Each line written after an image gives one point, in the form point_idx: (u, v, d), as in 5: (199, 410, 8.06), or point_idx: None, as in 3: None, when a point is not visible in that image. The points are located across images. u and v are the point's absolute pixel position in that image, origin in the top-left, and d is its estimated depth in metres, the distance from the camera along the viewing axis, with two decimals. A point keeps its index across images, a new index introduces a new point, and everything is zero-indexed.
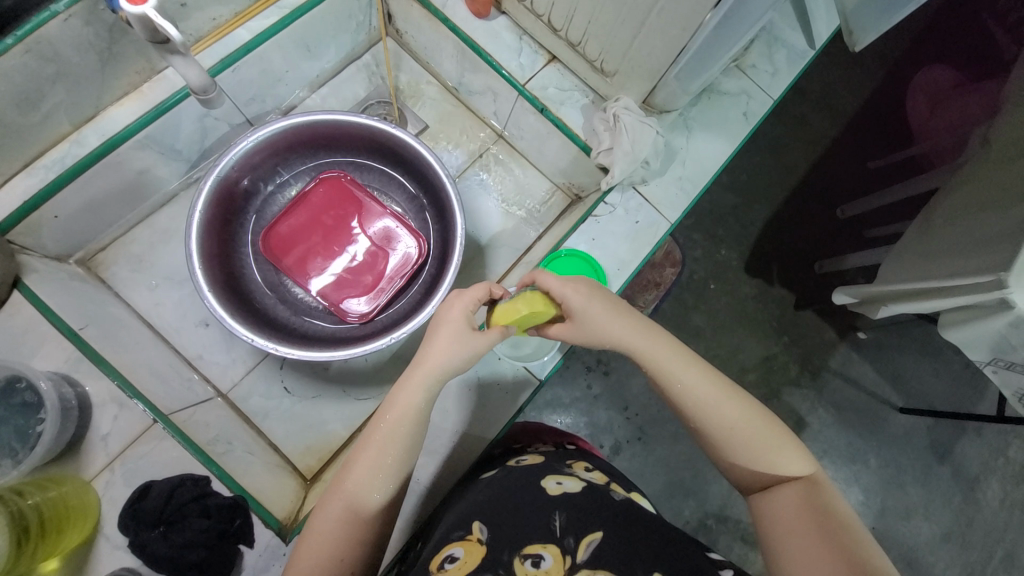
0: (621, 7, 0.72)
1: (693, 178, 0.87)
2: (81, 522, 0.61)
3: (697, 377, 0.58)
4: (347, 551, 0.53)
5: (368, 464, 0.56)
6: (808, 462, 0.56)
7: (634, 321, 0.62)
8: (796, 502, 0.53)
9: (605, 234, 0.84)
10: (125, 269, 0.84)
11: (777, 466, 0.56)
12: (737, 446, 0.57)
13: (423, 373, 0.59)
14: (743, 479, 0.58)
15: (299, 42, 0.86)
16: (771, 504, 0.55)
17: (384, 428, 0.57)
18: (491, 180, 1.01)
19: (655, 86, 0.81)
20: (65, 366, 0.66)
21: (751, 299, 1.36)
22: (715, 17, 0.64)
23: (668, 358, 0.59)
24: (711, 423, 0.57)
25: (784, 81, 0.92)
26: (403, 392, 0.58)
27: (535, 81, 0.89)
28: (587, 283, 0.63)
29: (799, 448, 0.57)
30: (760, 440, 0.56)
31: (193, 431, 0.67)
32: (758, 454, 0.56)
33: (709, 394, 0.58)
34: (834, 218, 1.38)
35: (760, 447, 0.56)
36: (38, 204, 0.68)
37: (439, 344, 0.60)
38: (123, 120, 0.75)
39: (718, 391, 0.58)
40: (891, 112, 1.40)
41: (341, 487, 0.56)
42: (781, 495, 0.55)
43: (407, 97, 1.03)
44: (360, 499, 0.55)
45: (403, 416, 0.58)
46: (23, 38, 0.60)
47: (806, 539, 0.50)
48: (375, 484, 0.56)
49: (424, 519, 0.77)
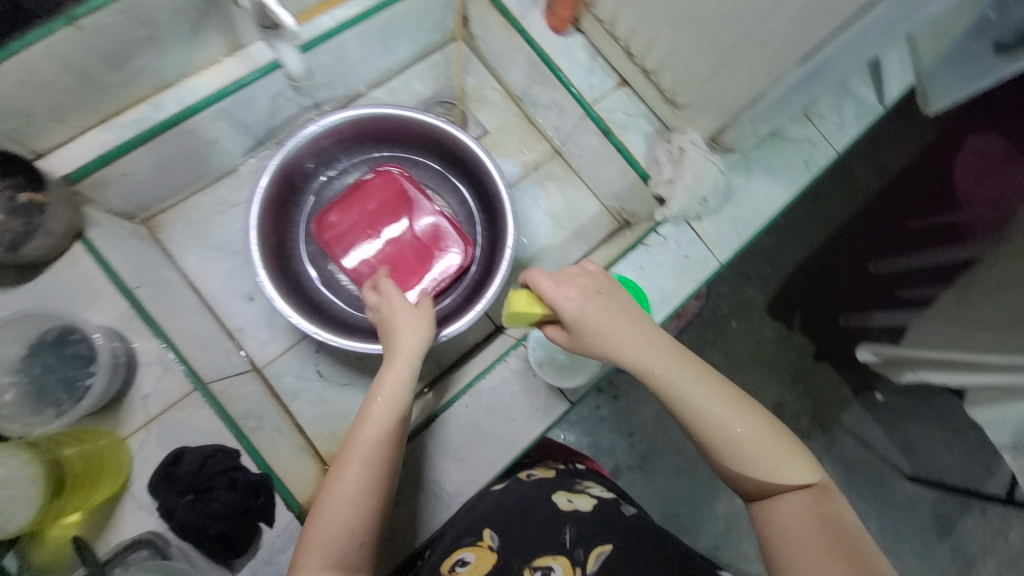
0: (707, 41, 0.72)
1: (746, 221, 0.87)
2: (112, 476, 0.61)
3: (703, 385, 0.55)
4: (357, 520, 0.54)
5: (368, 440, 0.56)
6: (815, 471, 0.54)
7: (634, 330, 0.58)
8: (806, 511, 0.53)
9: (654, 265, 0.84)
10: (180, 233, 0.86)
11: (785, 474, 0.54)
12: (744, 458, 0.54)
13: (400, 359, 0.62)
14: (747, 489, 0.56)
15: (378, 34, 0.87)
16: (779, 514, 0.53)
17: (377, 406, 0.58)
18: (543, 194, 1.01)
19: (725, 124, 0.79)
20: (117, 321, 0.67)
21: (772, 343, 1.34)
22: (805, 70, 0.64)
23: (674, 363, 0.56)
24: (717, 434, 0.54)
25: (849, 134, 0.90)
26: (392, 372, 0.61)
27: (603, 103, 0.88)
28: (583, 287, 0.60)
29: (805, 455, 0.55)
30: (769, 449, 0.54)
31: (228, 402, 0.70)
32: (764, 464, 0.54)
33: (719, 407, 0.55)
34: (867, 272, 1.36)
35: (768, 459, 0.54)
36: (112, 159, 0.71)
37: (404, 331, 0.64)
38: (200, 90, 0.75)
39: (727, 399, 0.55)
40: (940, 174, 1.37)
41: (347, 464, 0.56)
42: (787, 504, 0.53)
43: (471, 101, 1.03)
44: (366, 472, 0.55)
45: (395, 394, 0.59)
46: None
47: (826, 554, 0.50)
48: (377, 456, 0.56)
49: (435, 536, 0.71)
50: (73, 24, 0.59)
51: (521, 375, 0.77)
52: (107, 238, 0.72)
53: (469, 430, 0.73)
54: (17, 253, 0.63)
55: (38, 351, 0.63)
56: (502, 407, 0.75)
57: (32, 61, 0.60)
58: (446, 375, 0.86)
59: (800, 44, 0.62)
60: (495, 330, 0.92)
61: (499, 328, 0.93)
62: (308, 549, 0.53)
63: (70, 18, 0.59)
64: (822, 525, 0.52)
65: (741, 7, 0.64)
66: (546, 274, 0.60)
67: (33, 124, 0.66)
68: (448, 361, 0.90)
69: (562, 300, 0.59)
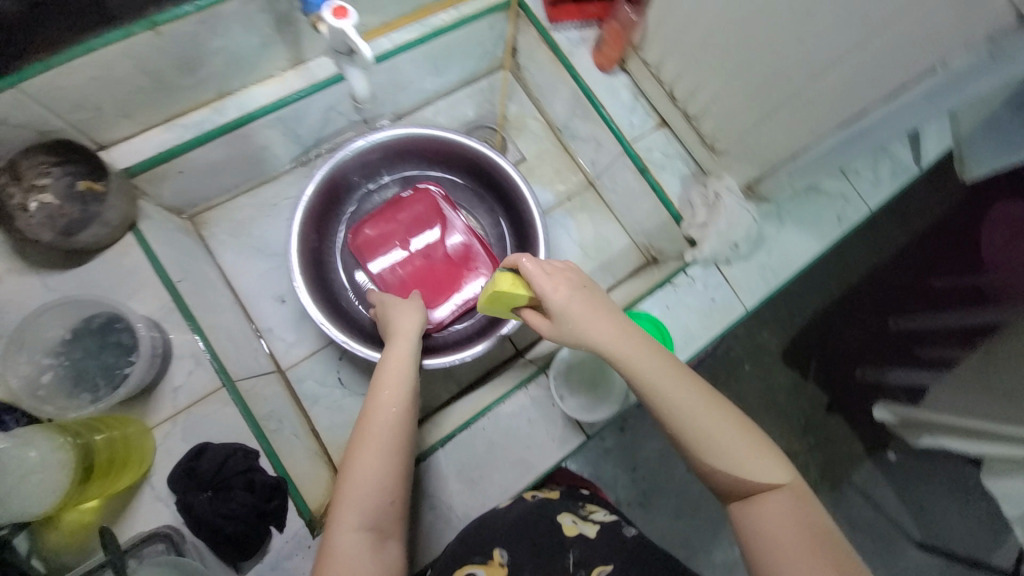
0: (753, 94, 0.74)
1: (775, 269, 0.86)
2: (135, 466, 0.62)
3: (675, 380, 0.55)
4: (388, 480, 0.55)
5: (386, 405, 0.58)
6: (789, 471, 0.54)
7: (614, 322, 0.57)
8: (780, 512, 0.52)
9: (680, 305, 0.84)
10: (222, 231, 0.89)
11: (755, 474, 0.53)
12: (721, 454, 0.53)
13: (402, 336, 0.67)
14: (724, 487, 0.55)
15: (430, 58, 0.91)
16: (752, 514, 0.53)
17: (393, 372, 0.62)
18: (574, 224, 1.03)
19: (763, 174, 0.81)
20: (158, 313, 0.69)
21: (784, 390, 1.32)
22: (847, 131, 0.66)
23: (650, 357, 0.55)
24: (696, 429, 0.54)
25: (884, 193, 0.91)
26: (398, 348, 0.65)
27: (642, 141, 0.91)
28: (569, 278, 0.59)
29: (777, 455, 0.55)
30: (739, 446, 0.54)
31: (254, 402, 0.71)
32: (738, 461, 0.53)
33: (693, 399, 0.54)
34: (887, 328, 1.35)
35: (742, 457, 0.53)
36: (170, 158, 0.74)
37: (405, 315, 0.71)
38: (262, 99, 0.79)
39: (699, 395, 0.55)
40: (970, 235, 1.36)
41: (371, 428, 0.57)
42: (763, 505, 0.53)
43: (512, 127, 1.06)
44: (391, 433, 0.57)
45: (404, 365, 0.63)
46: (203, 9, 0.63)
47: (798, 559, 0.49)
48: (398, 420, 0.58)
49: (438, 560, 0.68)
50: (152, 29, 0.62)
51: (540, 403, 0.77)
52: (156, 231, 0.75)
53: (485, 453, 0.73)
54: (72, 239, 0.67)
55: (80, 337, 0.65)
56: (520, 432, 0.75)
57: (110, 59, 0.62)
58: (463, 397, 0.88)
59: (847, 107, 0.64)
60: (516, 354, 0.94)
61: (521, 352, 0.93)
62: (340, 517, 0.53)
63: (150, 23, 0.61)
64: (799, 523, 0.51)
65: (793, 65, 0.67)
66: (535, 260, 0.59)
67: (103, 118, 0.69)
68: (467, 381, 0.93)
69: (547, 289, 0.58)
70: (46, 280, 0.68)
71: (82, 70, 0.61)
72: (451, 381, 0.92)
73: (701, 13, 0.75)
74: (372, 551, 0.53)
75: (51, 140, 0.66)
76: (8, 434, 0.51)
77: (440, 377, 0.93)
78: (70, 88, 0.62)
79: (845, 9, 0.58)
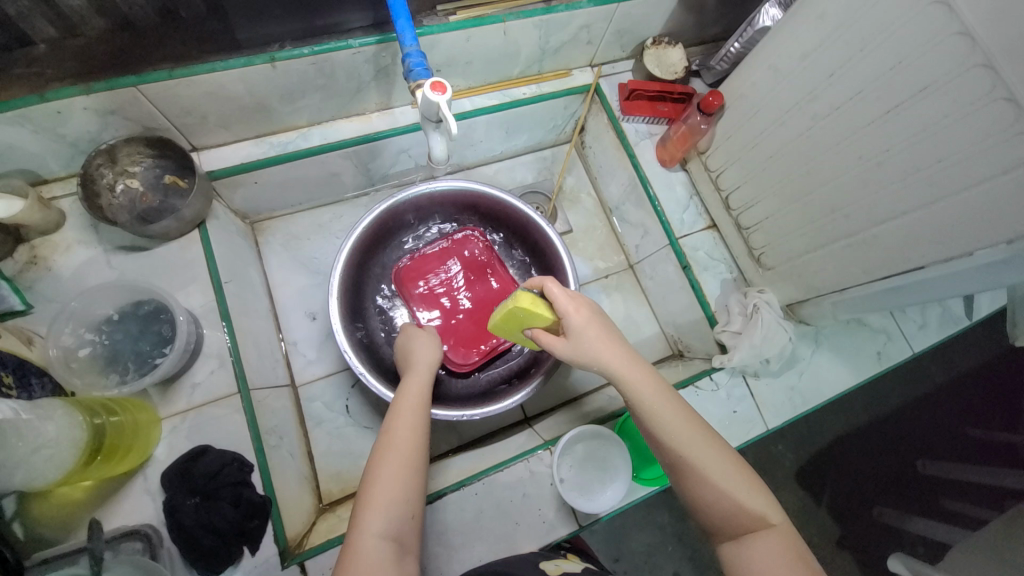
0: (808, 222, 0.76)
1: (804, 394, 0.84)
2: (137, 455, 0.62)
3: (670, 409, 0.55)
4: (409, 491, 0.54)
5: (403, 416, 0.59)
6: (777, 510, 0.53)
7: (621, 347, 0.59)
8: (780, 555, 0.50)
9: (700, 410, 0.81)
10: (276, 241, 0.94)
11: (750, 512, 0.52)
12: (717, 488, 0.52)
13: (420, 365, 0.69)
14: (719, 527, 0.53)
15: (504, 123, 0.97)
16: (751, 559, 0.50)
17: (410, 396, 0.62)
18: (606, 302, 1.04)
19: (807, 298, 0.82)
20: (199, 309, 0.73)
21: (791, 514, 1.20)
22: (894, 278, 0.67)
23: (655, 391, 0.56)
24: (694, 460, 0.53)
25: (929, 338, 0.89)
26: (413, 376, 0.66)
27: (689, 239, 0.92)
28: (587, 303, 0.61)
29: (767, 493, 0.53)
30: (733, 482, 0.53)
31: (262, 414, 0.72)
32: (732, 494, 0.52)
33: (695, 436, 0.54)
34: (913, 471, 1.25)
35: (737, 494, 0.52)
36: (249, 170, 0.80)
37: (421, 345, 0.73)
38: (345, 132, 0.86)
39: (700, 432, 0.55)
40: (1009, 391, 1.32)
41: (395, 441, 0.56)
42: (759, 548, 0.51)
43: (566, 198, 1.10)
44: (415, 446, 0.57)
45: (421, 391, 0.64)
46: (317, 54, 0.70)
47: None
48: (417, 433, 0.58)
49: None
50: (270, 63, 0.69)
51: (539, 480, 0.74)
52: (219, 231, 0.80)
53: (472, 519, 0.71)
54: (147, 227, 0.70)
55: (127, 319, 0.69)
56: (512, 506, 0.73)
57: (225, 81, 0.69)
58: (459, 453, 0.87)
59: (904, 258, 0.64)
60: (522, 420, 0.95)
61: (528, 420, 0.94)
62: (368, 527, 0.50)
63: (270, 58, 0.68)
64: (799, 567, 0.49)
65: (853, 206, 0.68)
66: (559, 282, 0.62)
67: (204, 126, 0.76)
68: (470, 437, 0.92)
69: (568, 307, 0.59)
70: (109, 257, 0.72)
71: (199, 84, 0.68)
72: (454, 433, 0.91)
73: (769, 138, 0.78)
74: (394, 564, 0.50)
75: (153, 137, 0.72)
76: (32, 404, 0.53)
77: (443, 426, 0.92)
78: (184, 97, 0.69)
79: (914, 169, 0.59)
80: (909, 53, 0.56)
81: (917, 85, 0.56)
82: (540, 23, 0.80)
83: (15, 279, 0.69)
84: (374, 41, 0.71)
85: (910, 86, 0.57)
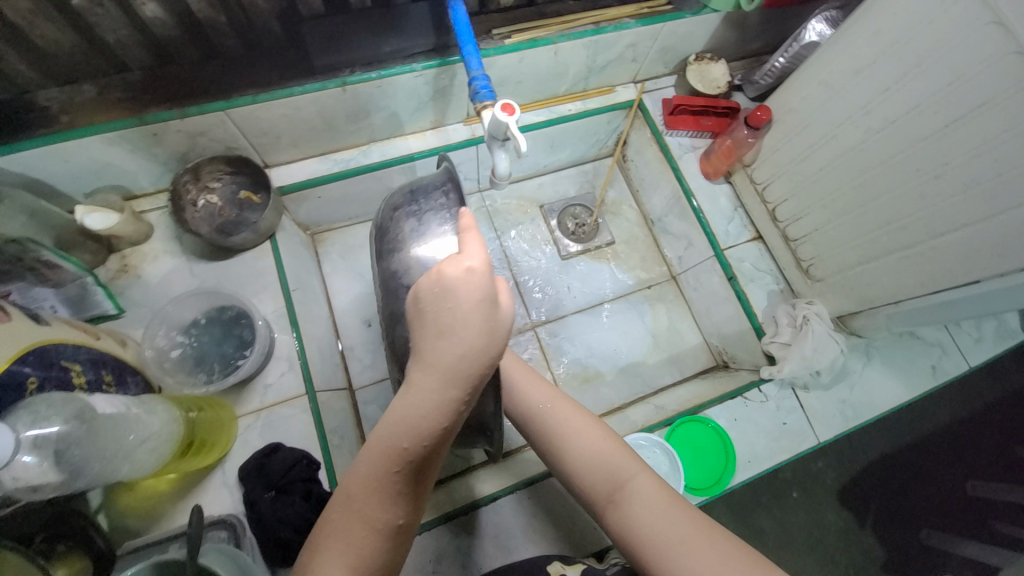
0: (861, 235, 0.76)
1: (856, 407, 0.82)
2: (217, 450, 0.67)
3: (528, 379, 0.62)
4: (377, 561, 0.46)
5: (386, 470, 0.46)
6: (640, 468, 0.54)
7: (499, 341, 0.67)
8: (656, 507, 0.51)
9: (749, 421, 0.80)
10: (335, 252, 1.00)
11: (614, 472, 0.54)
12: (570, 453, 0.56)
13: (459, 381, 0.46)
14: (592, 490, 0.55)
15: (550, 139, 1.01)
16: (630, 515, 0.51)
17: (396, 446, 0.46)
18: (649, 312, 1.05)
19: (860, 310, 0.82)
20: (272, 314, 0.78)
21: (835, 531, 1.17)
22: (954, 291, 0.68)
23: (519, 370, 0.63)
24: (552, 424, 0.58)
25: (985, 352, 0.87)
26: (416, 403, 0.46)
27: (735, 250, 0.93)
28: None
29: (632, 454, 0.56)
30: (594, 447, 0.56)
31: (326, 413, 0.76)
32: (594, 456, 0.55)
33: (551, 408, 0.59)
34: (962, 489, 1.20)
35: (602, 458, 0.55)
36: (314, 185, 0.86)
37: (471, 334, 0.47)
38: (402, 148, 0.91)
39: (557, 404, 0.60)
40: None
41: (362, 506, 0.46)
42: (633, 503, 0.52)
43: (608, 210, 1.13)
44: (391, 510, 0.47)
45: (420, 435, 0.46)
46: (383, 77, 0.75)
47: (680, 542, 0.48)
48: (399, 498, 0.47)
49: None
50: (341, 86, 0.74)
51: None
52: (287, 242, 0.86)
53: (525, 522, 0.73)
54: (227, 239, 0.76)
55: (210, 324, 0.74)
56: (563, 510, 0.74)
57: (301, 104, 0.74)
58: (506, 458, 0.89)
59: (963, 272, 0.65)
60: None
61: None
62: None
63: (341, 82, 0.73)
64: (676, 518, 0.50)
65: (909, 219, 0.68)
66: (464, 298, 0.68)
67: (277, 145, 0.82)
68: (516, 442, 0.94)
69: None
70: (193, 266, 0.79)
71: (278, 108, 0.73)
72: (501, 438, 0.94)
73: (819, 152, 0.78)
74: None
75: (234, 156, 0.80)
76: (140, 401, 0.57)
77: None
78: (263, 119, 0.75)
79: (974, 182, 0.59)
80: (965, 71, 0.57)
81: (976, 100, 0.56)
82: (589, 43, 0.84)
83: (110, 285, 0.76)
84: (435, 64, 0.76)
85: (969, 101, 0.57)
